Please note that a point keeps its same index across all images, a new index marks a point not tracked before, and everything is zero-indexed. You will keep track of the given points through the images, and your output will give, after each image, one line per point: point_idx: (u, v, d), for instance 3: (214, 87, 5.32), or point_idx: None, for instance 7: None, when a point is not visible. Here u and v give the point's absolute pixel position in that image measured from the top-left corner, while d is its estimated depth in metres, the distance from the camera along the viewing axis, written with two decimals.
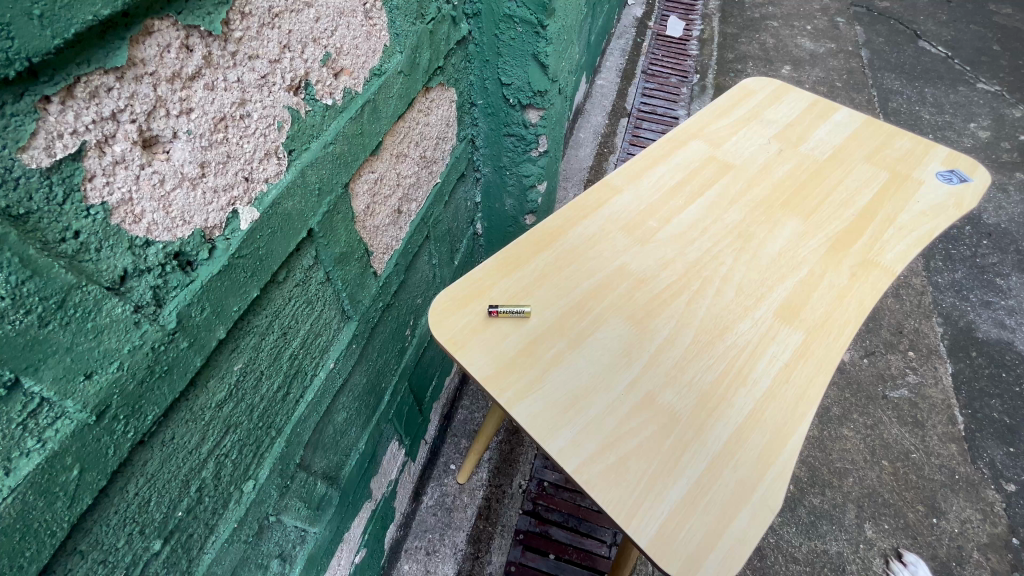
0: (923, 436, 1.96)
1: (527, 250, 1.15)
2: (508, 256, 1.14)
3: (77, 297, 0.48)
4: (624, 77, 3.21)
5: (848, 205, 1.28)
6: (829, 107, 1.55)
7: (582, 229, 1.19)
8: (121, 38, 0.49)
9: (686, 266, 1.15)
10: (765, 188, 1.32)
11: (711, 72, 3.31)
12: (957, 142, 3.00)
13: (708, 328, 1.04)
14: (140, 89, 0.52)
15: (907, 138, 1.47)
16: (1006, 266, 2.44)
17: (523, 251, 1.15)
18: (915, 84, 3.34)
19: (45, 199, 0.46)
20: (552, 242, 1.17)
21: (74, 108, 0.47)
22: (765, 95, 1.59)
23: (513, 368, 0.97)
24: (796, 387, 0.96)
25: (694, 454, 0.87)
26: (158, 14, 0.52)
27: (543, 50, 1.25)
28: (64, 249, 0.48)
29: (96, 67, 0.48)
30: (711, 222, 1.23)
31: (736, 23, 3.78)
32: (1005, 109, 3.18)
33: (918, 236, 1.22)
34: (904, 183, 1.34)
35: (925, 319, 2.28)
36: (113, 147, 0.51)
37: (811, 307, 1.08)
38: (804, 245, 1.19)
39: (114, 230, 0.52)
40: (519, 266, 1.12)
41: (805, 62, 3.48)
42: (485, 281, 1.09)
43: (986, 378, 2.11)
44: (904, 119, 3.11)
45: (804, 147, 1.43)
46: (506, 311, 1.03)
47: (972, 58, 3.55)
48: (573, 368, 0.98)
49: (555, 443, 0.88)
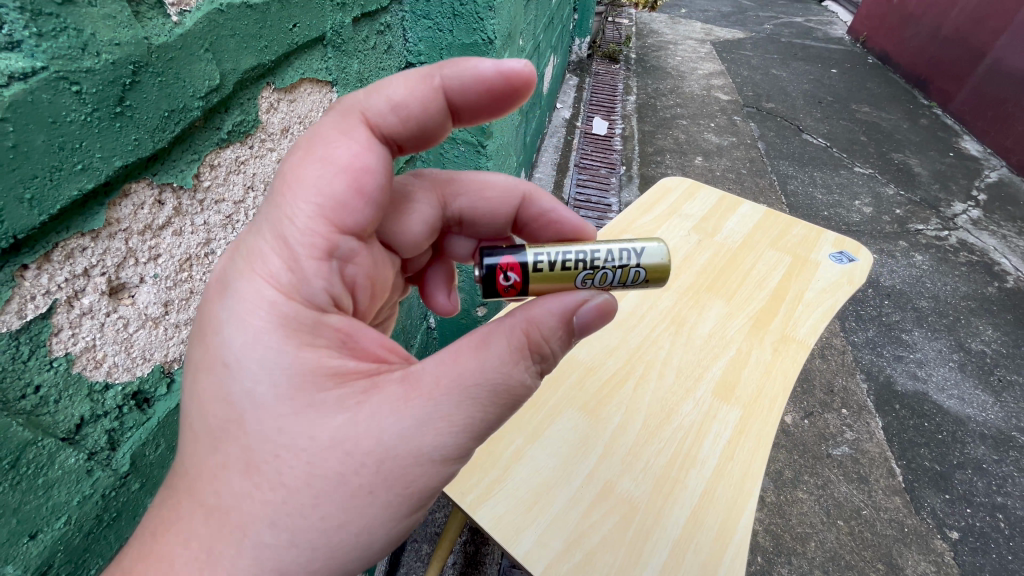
0: (869, 491, 2.00)
1: (427, 143, 0.79)
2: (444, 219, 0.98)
3: (32, 453, 0.49)
4: (559, 170, 3.53)
5: (761, 286, 1.45)
6: (735, 201, 1.79)
7: (483, 100, 0.75)
8: (101, 204, 0.55)
9: (629, 352, 1.24)
10: (690, 274, 1.47)
11: (635, 164, 3.72)
12: (848, 216, 3.45)
13: (656, 412, 1.11)
14: (113, 244, 0.57)
15: (802, 226, 1.70)
16: (908, 322, 2.71)
17: (404, 99, 0.73)
18: (806, 169, 3.90)
19: (11, 358, 0.48)
20: (465, 192, 0.96)
21: (49, 271, 0.51)
22: (681, 192, 1.81)
23: (441, 466, 0.62)
24: (740, 463, 1.02)
25: (656, 544, 0.90)
26: (136, 178, 0.58)
27: (484, 165, 1.39)
28: (23, 405, 0.50)
29: (74, 231, 0.53)
30: (647, 309, 1.35)
31: (651, 122, 4.32)
32: (881, 188, 3.75)
33: (823, 311, 1.38)
34: (805, 265, 1.54)
35: (851, 376, 2.42)
36: (81, 300, 0.54)
37: (743, 384, 1.18)
38: (730, 325, 1.33)
39: (74, 378, 0.54)
40: (413, 209, 0.88)
41: (713, 153, 3.99)
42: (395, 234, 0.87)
43: (913, 429, 2.22)
44: (801, 199, 3.58)
45: (718, 237, 1.63)
46: (554, 261, 0.83)
47: (847, 147, 4.22)
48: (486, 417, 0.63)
49: (521, 546, 0.88)
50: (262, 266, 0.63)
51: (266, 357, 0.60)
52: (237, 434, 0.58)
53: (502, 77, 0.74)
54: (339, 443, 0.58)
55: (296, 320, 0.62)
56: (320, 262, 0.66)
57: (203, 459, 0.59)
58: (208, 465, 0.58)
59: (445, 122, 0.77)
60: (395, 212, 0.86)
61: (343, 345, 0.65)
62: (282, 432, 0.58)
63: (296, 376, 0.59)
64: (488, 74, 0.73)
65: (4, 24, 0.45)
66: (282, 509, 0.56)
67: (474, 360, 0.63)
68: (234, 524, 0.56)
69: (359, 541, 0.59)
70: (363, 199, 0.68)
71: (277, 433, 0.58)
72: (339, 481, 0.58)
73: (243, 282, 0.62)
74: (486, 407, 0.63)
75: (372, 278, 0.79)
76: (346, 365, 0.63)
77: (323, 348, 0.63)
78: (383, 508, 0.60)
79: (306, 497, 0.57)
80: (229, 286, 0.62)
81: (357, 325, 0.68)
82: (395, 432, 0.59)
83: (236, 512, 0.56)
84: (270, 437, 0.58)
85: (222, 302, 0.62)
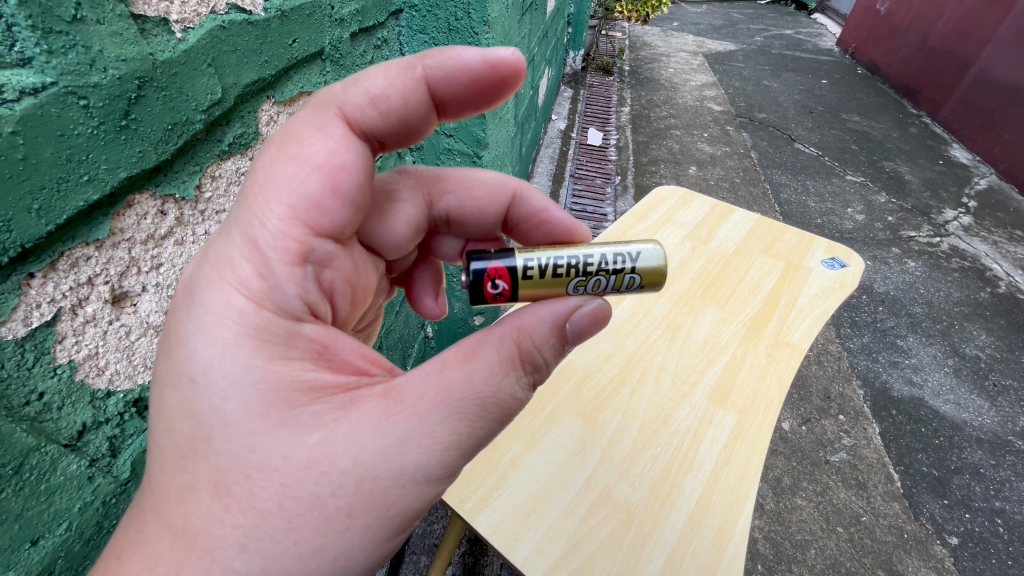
0: (868, 497, 2.00)
1: (407, 139, 0.80)
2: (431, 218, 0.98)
3: (34, 459, 0.52)
4: (555, 180, 3.57)
5: (755, 293, 1.47)
6: (727, 209, 1.81)
7: (469, 90, 0.77)
8: (105, 214, 0.57)
9: (625, 358, 1.25)
10: (685, 281, 1.49)
11: (630, 174, 3.76)
12: (841, 224, 3.49)
13: (652, 417, 1.12)
14: (116, 253, 0.60)
15: (794, 232, 1.72)
16: (902, 328, 2.73)
17: (383, 92, 0.73)
18: (798, 178, 3.95)
19: (16, 365, 0.51)
20: (452, 190, 0.96)
21: (54, 279, 0.53)
22: (674, 200, 1.83)
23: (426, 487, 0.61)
24: (737, 467, 1.03)
25: (653, 549, 0.90)
26: (140, 189, 0.61)
27: None
28: (27, 411, 0.53)
29: (79, 241, 0.55)
30: (643, 315, 1.36)
31: (646, 132, 4.37)
32: (872, 195, 3.79)
33: (816, 316, 1.40)
34: (797, 271, 1.56)
35: (847, 382, 2.43)
36: (85, 308, 0.57)
37: (739, 388, 1.19)
38: (725, 330, 1.34)
39: (77, 385, 0.57)
40: (403, 211, 0.91)
41: (707, 162, 4.04)
42: (381, 234, 0.89)
43: (910, 434, 2.23)
44: (795, 207, 3.61)
45: (712, 244, 1.65)
46: (544, 267, 0.84)
47: (838, 155, 4.28)
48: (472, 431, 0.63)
49: (520, 552, 0.89)
50: (232, 274, 0.63)
51: (235, 371, 0.59)
52: (206, 453, 0.58)
53: (489, 67, 0.75)
54: (315, 462, 0.58)
55: (268, 331, 0.62)
56: (293, 267, 0.66)
57: (170, 480, 0.58)
58: (180, 483, 0.57)
59: (428, 114, 0.78)
60: (379, 213, 0.87)
61: (319, 356, 0.65)
62: (253, 451, 0.57)
63: (269, 391, 0.59)
64: (472, 64, 0.74)
65: (17, 41, 0.47)
66: (254, 534, 0.56)
67: (462, 372, 0.63)
68: (201, 551, 0.55)
69: (340, 561, 0.59)
70: (339, 198, 0.68)
71: (247, 452, 0.57)
72: (314, 503, 0.57)
73: (213, 290, 0.62)
74: (473, 421, 0.63)
75: (350, 280, 0.79)
76: (321, 378, 0.63)
77: (296, 360, 0.62)
78: (363, 530, 0.59)
79: (280, 521, 0.56)
80: (198, 294, 0.61)
81: (334, 334, 0.68)
82: (375, 451, 0.59)
83: (204, 537, 0.55)
84: (240, 456, 0.57)
85: (191, 312, 0.61)
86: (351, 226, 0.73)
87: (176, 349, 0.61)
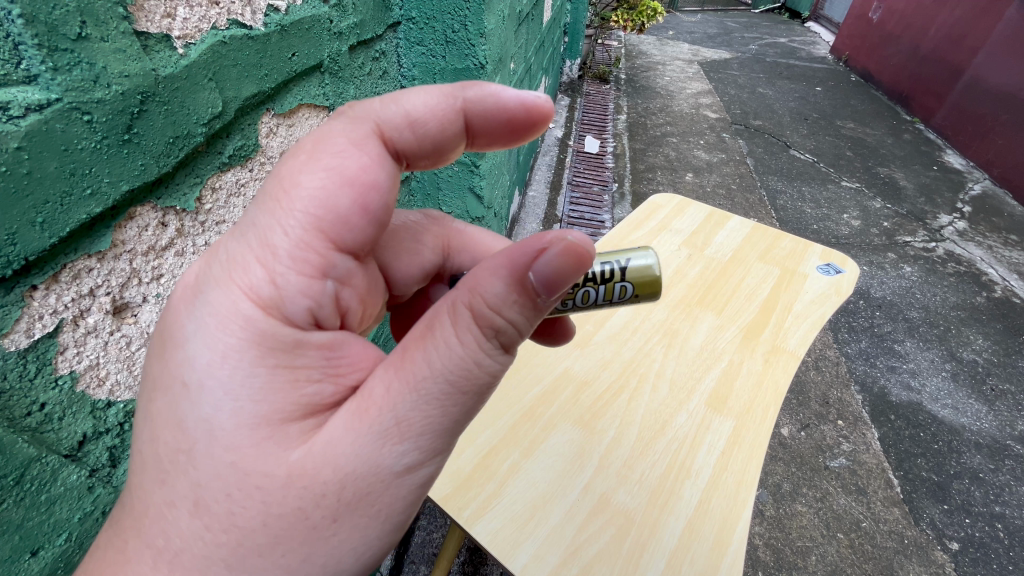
0: (867, 503, 2.00)
1: (440, 160, 0.81)
2: (440, 270, 0.99)
3: (35, 470, 0.53)
4: (552, 188, 3.59)
5: (751, 299, 1.48)
6: (723, 216, 1.83)
7: (503, 128, 0.81)
8: (107, 227, 0.58)
9: (622, 365, 1.25)
10: (681, 288, 1.50)
11: (627, 181, 3.78)
12: (837, 230, 3.51)
13: (650, 424, 1.12)
14: (118, 265, 0.61)
15: (789, 239, 1.73)
16: (900, 333, 2.74)
17: (422, 115, 0.76)
18: (794, 184, 3.98)
19: (19, 376, 0.52)
20: (470, 248, 0.99)
21: (56, 291, 0.54)
22: (671, 208, 1.84)
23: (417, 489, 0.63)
24: (735, 473, 1.03)
25: (652, 555, 0.90)
26: (142, 202, 0.62)
27: (477, 184, 1.43)
28: (29, 422, 0.53)
29: (81, 253, 0.56)
30: (640, 322, 1.37)
31: (642, 140, 4.40)
32: (868, 201, 3.82)
33: (812, 321, 1.41)
34: (793, 277, 1.57)
35: (845, 388, 2.43)
36: (87, 318, 0.58)
37: (736, 395, 1.20)
38: (721, 337, 1.35)
39: (78, 396, 0.58)
40: (412, 249, 0.93)
41: (703, 169, 4.06)
42: (389, 267, 0.91)
43: (908, 439, 2.23)
44: (791, 213, 3.63)
45: (708, 251, 1.66)
46: None
47: (833, 162, 4.32)
48: (452, 423, 0.62)
49: (518, 560, 0.89)
50: (243, 276, 0.62)
51: (237, 379, 0.58)
52: (185, 467, 0.57)
53: (523, 109, 0.80)
54: (296, 479, 0.57)
55: (274, 339, 0.61)
56: (309, 280, 0.65)
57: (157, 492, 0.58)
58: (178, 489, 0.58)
59: (460, 141, 0.81)
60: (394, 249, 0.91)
61: (327, 362, 0.64)
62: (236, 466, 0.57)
63: (265, 402, 0.59)
64: (511, 104, 0.79)
65: (23, 59, 0.48)
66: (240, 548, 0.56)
67: (422, 351, 0.61)
68: (193, 563, 0.56)
69: (328, 571, 0.59)
70: (366, 216, 0.69)
71: (229, 467, 0.57)
72: (300, 516, 0.57)
73: (223, 291, 0.61)
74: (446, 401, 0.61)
75: (363, 302, 0.79)
76: (322, 392, 0.62)
77: (302, 370, 0.62)
78: (353, 535, 0.60)
79: (265, 536, 0.57)
80: (206, 292, 0.61)
81: (342, 340, 0.67)
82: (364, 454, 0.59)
83: (194, 551, 0.56)
84: (221, 473, 0.57)
85: (195, 314, 0.60)
86: (368, 243, 0.73)
87: (175, 352, 0.60)
